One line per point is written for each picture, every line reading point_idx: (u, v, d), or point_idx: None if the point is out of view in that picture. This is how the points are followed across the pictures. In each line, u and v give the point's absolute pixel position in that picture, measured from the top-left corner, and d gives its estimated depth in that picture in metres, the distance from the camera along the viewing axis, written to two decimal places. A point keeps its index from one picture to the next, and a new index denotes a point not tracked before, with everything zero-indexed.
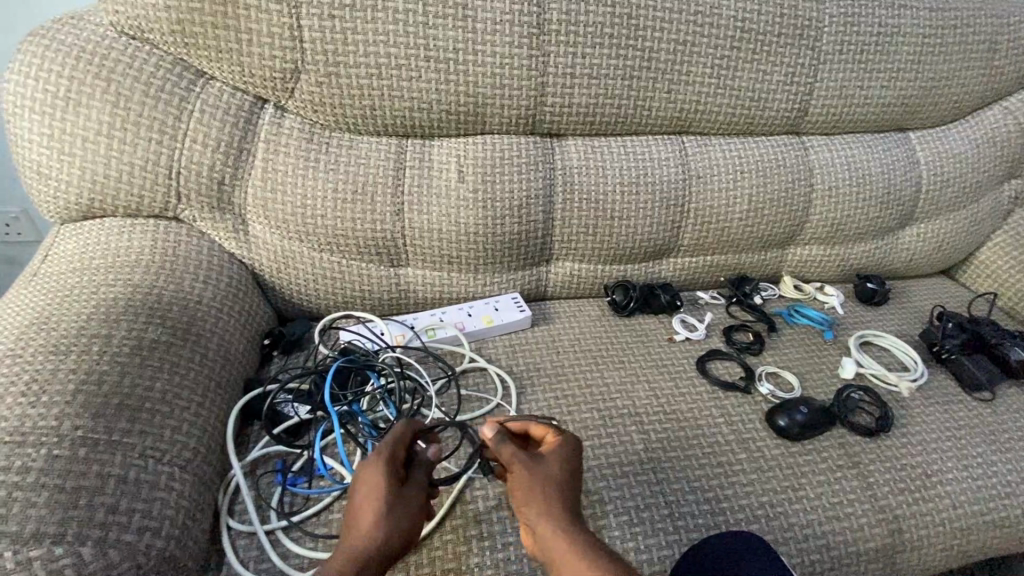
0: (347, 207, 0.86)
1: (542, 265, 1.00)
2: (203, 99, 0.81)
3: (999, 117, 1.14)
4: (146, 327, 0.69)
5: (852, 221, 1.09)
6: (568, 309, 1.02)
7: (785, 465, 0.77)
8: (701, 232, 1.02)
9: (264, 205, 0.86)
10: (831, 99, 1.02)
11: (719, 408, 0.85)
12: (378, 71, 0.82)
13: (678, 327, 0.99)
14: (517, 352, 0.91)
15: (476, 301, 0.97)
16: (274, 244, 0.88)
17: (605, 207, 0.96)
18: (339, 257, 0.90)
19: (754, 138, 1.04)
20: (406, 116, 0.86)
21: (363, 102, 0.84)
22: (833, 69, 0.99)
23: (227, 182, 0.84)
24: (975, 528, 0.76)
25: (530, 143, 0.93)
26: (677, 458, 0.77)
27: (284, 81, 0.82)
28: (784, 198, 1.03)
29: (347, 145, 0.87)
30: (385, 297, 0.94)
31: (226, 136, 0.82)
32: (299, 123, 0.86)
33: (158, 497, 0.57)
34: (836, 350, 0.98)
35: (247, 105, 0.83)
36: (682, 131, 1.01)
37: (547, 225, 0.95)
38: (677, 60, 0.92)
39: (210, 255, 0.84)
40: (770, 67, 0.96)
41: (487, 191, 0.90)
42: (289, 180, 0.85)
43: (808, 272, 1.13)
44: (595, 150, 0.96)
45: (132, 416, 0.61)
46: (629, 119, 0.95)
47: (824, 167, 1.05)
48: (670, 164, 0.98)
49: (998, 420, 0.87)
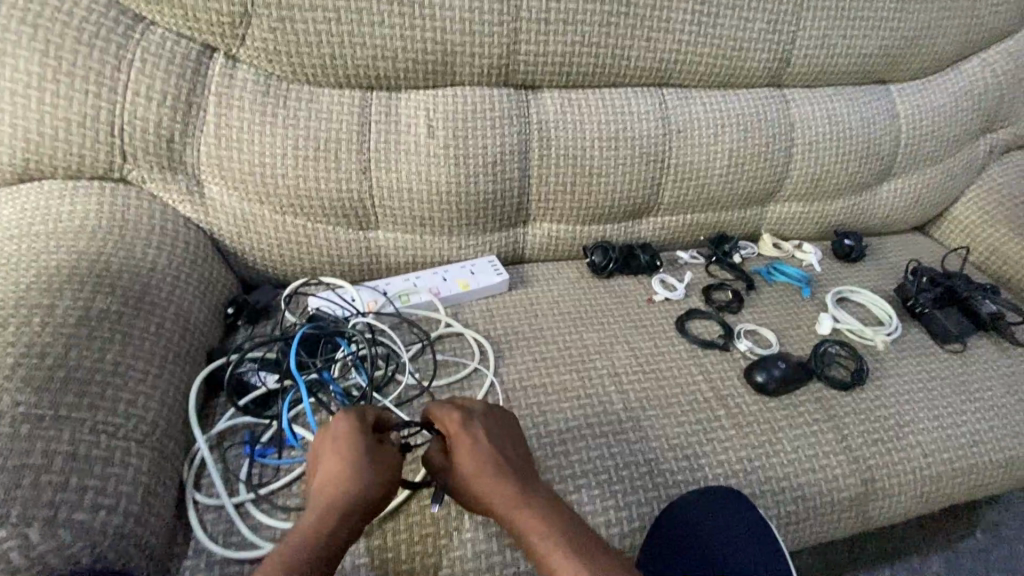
0: (310, 166, 0.81)
1: (519, 226, 0.97)
2: (143, 46, 0.73)
3: (979, 69, 1.13)
4: (94, 296, 0.65)
5: (832, 177, 1.07)
6: (546, 272, 1.00)
7: (763, 420, 0.77)
8: (681, 189, 0.99)
9: (218, 164, 0.80)
10: (814, 49, 0.99)
11: (698, 366, 0.84)
12: (337, 15, 0.76)
13: (657, 287, 0.97)
14: (494, 317, 0.89)
15: (451, 265, 0.93)
16: (232, 207, 0.83)
17: (583, 163, 0.92)
18: (304, 220, 0.85)
19: (735, 90, 1.00)
20: (370, 66, 0.81)
21: (321, 49, 0.78)
22: (817, 17, 0.96)
23: (177, 139, 0.78)
24: (944, 475, 0.78)
25: (503, 95, 0.88)
26: (656, 417, 0.76)
27: (233, 26, 0.75)
28: (765, 153, 1.01)
29: (307, 98, 0.81)
30: (354, 262, 0.90)
31: (172, 88, 0.75)
32: (253, 74, 0.79)
33: (113, 474, 0.54)
34: (814, 307, 0.98)
35: (193, 54, 0.76)
36: (662, 84, 0.96)
37: (523, 183, 0.91)
38: (657, 6, 0.87)
39: (162, 219, 0.78)
40: (752, 14, 0.92)
41: (459, 147, 0.85)
42: (245, 137, 0.79)
43: (787, 230, 1.12)
44: (572, 105, 0.91)
45: (80, 390, 0.57)
46: (607, 70, 0.91)
47: (805, 121, 1.03)
48: (649, 118, 0.94)
49: (967, 371, 0.89)
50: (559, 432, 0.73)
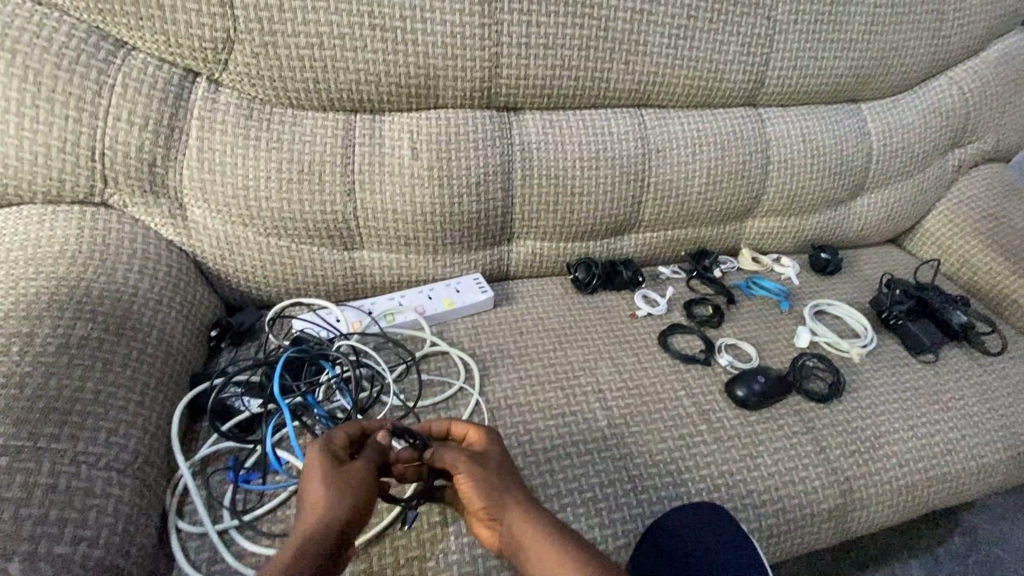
0: (294, 188, 0.82)
1: (503, 244, 0.98)
2: (125, 72, 0.74)
3: (945, 88, 1.17)
4: (74, 323, 0.64)
5: (807, 192, 1.10)
6: (531, 289, 1.01)
7: (745, 434, 0.79)
8: (661, 206, 1.02)
9: (201, 187, 0.80)
10: (787, 70, 1.02)
11: (680, 381, 0.86)
12: (320, 41, 0.77)
13: (640, 302, 0.99)
14: (479, 335, 0.90)
15: (436, 284, 0.94)
16: (216, 230, 0.83)
17: (565, 182, 0.94)
18: (288, 241, 0.86)
19: (712, 110, 1.03)
20: (353, 89, 0.82)
21: (304, 74, 0.79)
22: (789, 40, 0.99)
23: (159, 163, 0.78)
24: (920, 484, 0.80)
25: (486, 117, 0.89)
26: (639, 433, 0.77)
27: (216, 52, 0.75)
28: (742, 170, 1.04)
29: (290, 121, 0.82)
30: (339, 282, 0.90)
31: (154, 113, 0.75)
32: (235, 99, 0.80)
33: (94, 505, 0.54)
34: (792, 320, 1.00)
35: (176, 79, 0.77)
36: (641, 105, 0.99)
37: (507, 202, 0.93)
38: (635, 30, 0.90)
39: (145, 243, 0.78)
40: (727, 37, 0.95)
41: (443, 168, 0.86)
42: (228, 160, 0.79)
43: (766, 244, 1.15)
44: (553, 126, 0.93)
45: (60, 420, 0.56)
46: (587, 92, 0.93)
47: (779, 140, 1.06)
48: (629, 138, 0.96)
49: (940, 381, 0.91)
50: (544, 450, 0.73)
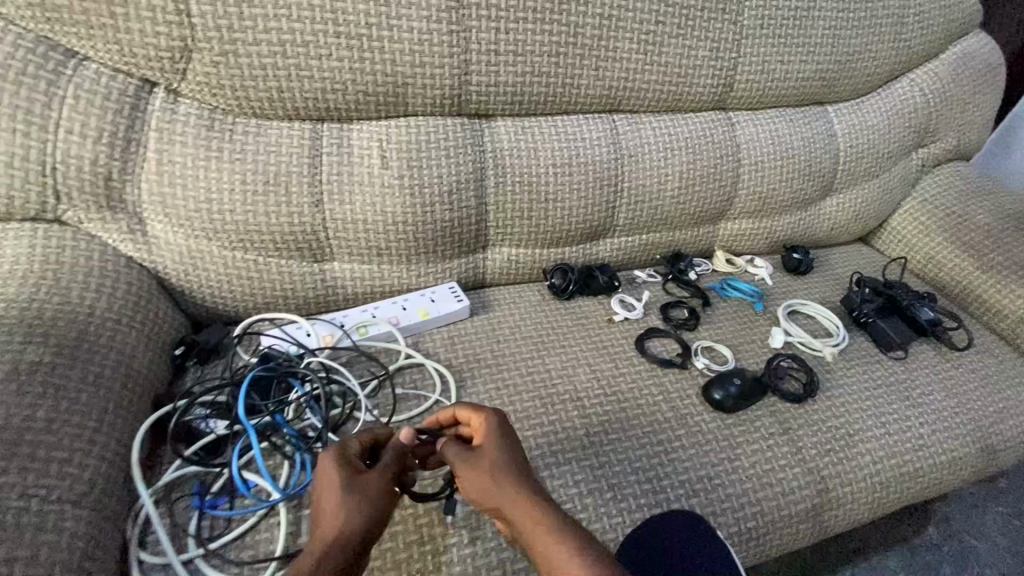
0: (259, 200, 0.80)
1: (478, 252, 0.97)
2: (77, 83, 0.71)
3: (907, 89, 1.20)
4: (25, 348, 0.61)
5: (778, 194, 1.12)
6: (507, 296, 1.00)
7: (722, 437, 0.79)
8: (636, 211, 1.02)
9: (161, 201, 0.77)
10: (754, 74, 1.03)
11: (658, 386, 0.86)
12: (283, 49, 0.75)
13: (617, 307, 0.99)
14: (455, 345, 0.88)
15: (411, 294, 0.93)
16: (178, 244, 0.80)
17: (539, 189, 0.93)
18: (256, 254, 0.83)
19: (683, 114, 1.04)
20: (319, 98, 0.80)
21: (268, 83, 0.77)
22: (755, 44, 1.01)
23: (116, 177, 0.75)
24: (893, 480, 0.81)
25: (457, 125, 0.88)
26: (618, 440, 0.77)
27: (173, 61, 0.73)
28: (713, 174, 1.04)
29: (254, 131, 0.80)
30: (309, 295, 0.88)
31: (109, 125, 0.73)
32: (196, 109, 0.77)
33: (46, 541, 0.51)
34: (766, 320, 1.01)
35: (132, 89, 0.74)
36: (613, 110, 0.99)
37: (480, 210, 0.92)
38: (604, 36, 0.90)
39: (102, 260, 0.75)
40: (695, 42, 0.96)
41: (414, 177, 0.85)
42: (190, 173, 0.77)
43: (739, 246, 1.16)
44: (526, 132, 0.92)
45: (8, 452, 0.53)
46: (558, 98, 0.92)
47: (749, 142, 1.07)
48: (601, 143, 0.96)
49: (910, 377, 0.93)
50: None
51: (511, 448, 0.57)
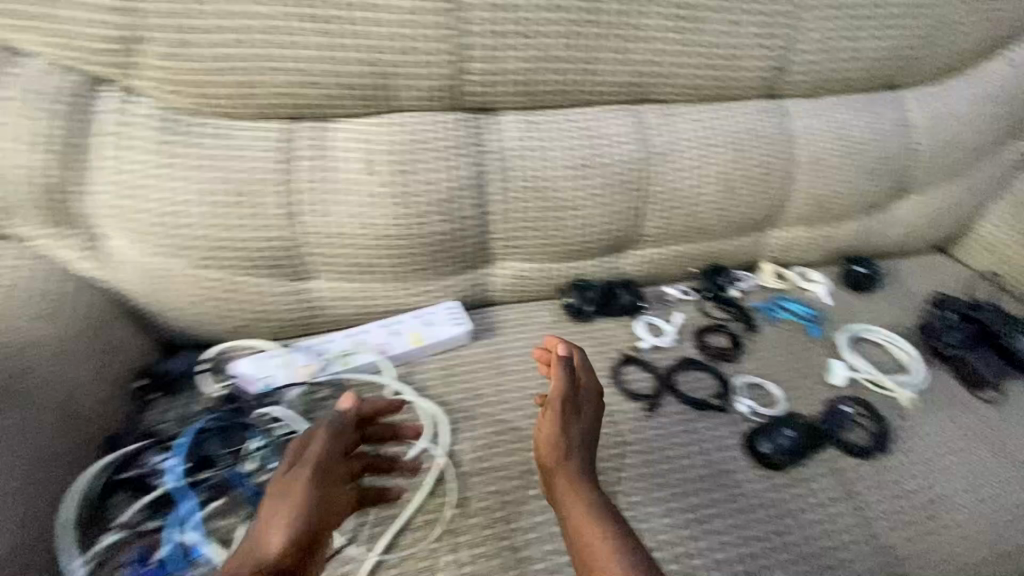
0: (227, 214, 0.70)
1: (482, 267, 0.84)
2: (18, 83, 0.62)
3: (1004, 69, 1.00)
4: None
5: (839, 197, 0.95)
6: (516, 318, 0.87)
7: (769, 503, 0.65)
8: (668, 219, 0.86)
9: (119, 214, 0.68)
10: (813, 56, 0.86)
11: (691, 434, 0.71)
12: (248, 37, 0.64)
13: (644, 333, 0.84)
14: (452, 377, 0.76)
15: (404, 315, 0.81)
16: (142, 262, 0.71)
17: (553, 195, 0.80)
18: (227, 274, 0.74)
19: (726, 104, 0.87)
20: (292, 94, 0.69)
21: (231, 78, 0.66)
22: (815, 19, 0.84)
23: (66, 188, 0.66)
24: (991, 563, 0.65)
25: (454, 121, 0.76)
26: (640, 503, 0.63)
27: (125, 55, 0.63)
28: (763, 174, 0.88)
29: (222, 133, 0.69)
30: (291, 318, 0.78)
31: (58, 131, 0.64)
32: (157, 109, 0.67)
33: None
34: (823, 349, 0.85)
35: (81, 88, 0.64)
36: (641, 101, 0.83)
37: (482, 220, 0.79)
38: (631, 10, 0.75)
39: (53, 283, 0.66)
40: (741, 18, 0.80)
41: (403, 183, 0.73)
42: (150, 183, 0.67)
43: (790, 258, 0.99)
44: (536, 127, 0.78)
45: None
46: (574, 87, 0.78)
47: (807, 137, 0.90)
48: (628, 140, 0.81)
49: (1008, 425, 0.76)
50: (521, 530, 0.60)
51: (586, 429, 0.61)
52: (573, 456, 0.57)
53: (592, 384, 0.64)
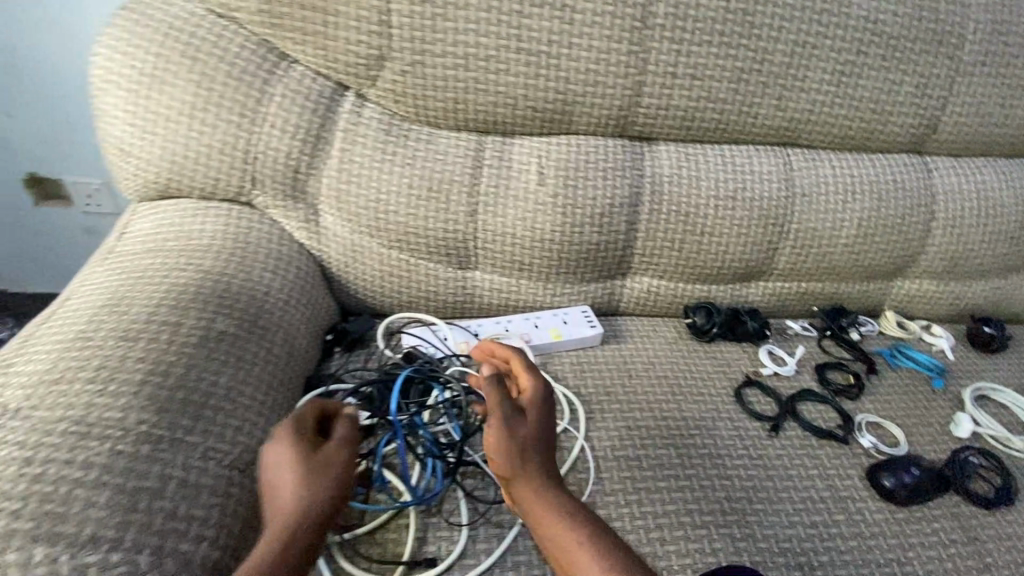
0: (420, 205, 0.82)
1: (617, 278, 0.92)
2: (285, 83, 0.77)
3: None
4: (214, 317, 0.67)
5: (974, 256, 0.96)
6: (641, 329, 0.94)
7: (891, 534, 0.68)
8: (800, 256, 0.92)
9: (336, 195, 0.82)
10: (966, 118, 0.90)
11: (812, 458, 0.75)
12: (466, 61, 0.77)
13: (767, 359, 0.89)
14: (586, 372, 0.85)
15: (545, 312, 0.90)
16: (343, 237, 0.84)
17: (696, 221, 0.87)
18: (408, 255, 0.86)
19: (868, 155, 0.92)
20: (489, 111, 0.81)
21: (445, 94, 0.79)
22: (972, 83, 0.87)
23: (302, 170, 0.81)
24: None
25: (617, 147, 0.85)
26: (764, 512, 0.68)
27: (368, 68, 0.77)
28: (899, 225, 0.92)
29: (426, 139, 0.82)
30: (449, 300, 0.90)
31: (305, 123, 0.78)
32: (379, 114, 0.81)
33: (217, 503, 0.54)
34: (947, 402, 0.86)
35: (328, 91, 0.79)
36: (787, 144, 0.90)
37: (629, 236, 0.87)
38: (794, 63, 0.82)
39: (278, 245, 0.81)
40: (898, 77, 0.85)
41: (568, 196, 0.83)
42: (365, 173, 0.81)
43: (914, 309, 1.01)
44: (689, 159, 0.87)
45: (196, 413, 0.58)
46: (729, 126, 0.86)
47: (948, 195, 0.93)
48: (772, 179, 0.88)
49: None
50: (655, 514, 0.67)
51: (549, 420, 0.59)
52: (538, 453, 0.57)
53: (534, 379, 0.61)
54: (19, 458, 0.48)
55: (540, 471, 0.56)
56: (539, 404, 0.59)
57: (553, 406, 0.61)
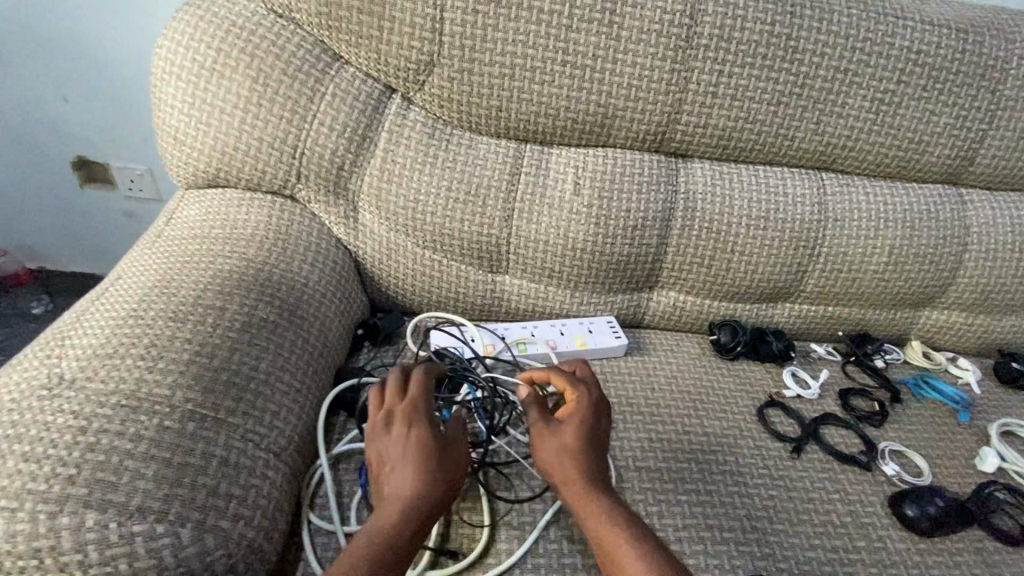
0: (458, 208, 0.84)
1: (645, 291, 0.93)
2: (336, 83, 0.80)
3: None
4: (256, 304, 0.69)
5: (1006, 290, 0.95)
6: (664, 342, 0.95)
7: (912, 564, 0.67)
8: (829, 279, 0.92)
9: (377, 194, 0.84)
10: (1004, 152, 0.90)
11: (833, 483, 0.75)
12: (512, 71, 0.79)
13: (790, 381, 0.89)
14: (610, 381, 0.85)
15: (571, 320, 0.92)
16: (380, 235, 0.86)
17: (727, 239, 0.88)
18: (441, 256, 0.88)
19: (902, 183, 0.92)
20: (531, 120, 0.83)
21: (489, 101, 0.81)
22: (1013, 118, 0.87)
23: (346, 167, 0.83)
24: None
25: (653, 162, 0.87)
26: (784, 533, 0.68)
27: (417, 73, 0.80)
28: (931, 254, 0.92)
29: (466, 144, 0.84)
30: (478, 303, 0.91)
31: (352, 122, 0.81)
32: (423, 117, 0.84)
33: (254, 484, 0.56)
34: (972, 436, 0.85)
35: (376, 93, 0.82)
36: (822, 168, 0.91)
37: (659, 250, 0.88)
38: (834, 90, 0.83)
39: (318, 238, 0.83)
40: (938, 108, 0.86)
41: (602, 208, 0.84)
42: (406, 173, 0.83)
43: (941, 340, 1.00)
44: (723, 178, 0.88)
45: (238, 395, 0.60)
46: (765, 147, 0.87)
47: (982, 227, 0.93)
48: (805, 202, 0.88)
49: None
50: (675, 527, 0.67)
51: (595, 429, 0.62)
52: (582, 458, 0.59)
53: (584, 391, 0.64)
54: (75, 427, 0.51)
55: (591, 474, 0.59)
56: (594, 409, 0.63)
57: (600, 417, 0.63)
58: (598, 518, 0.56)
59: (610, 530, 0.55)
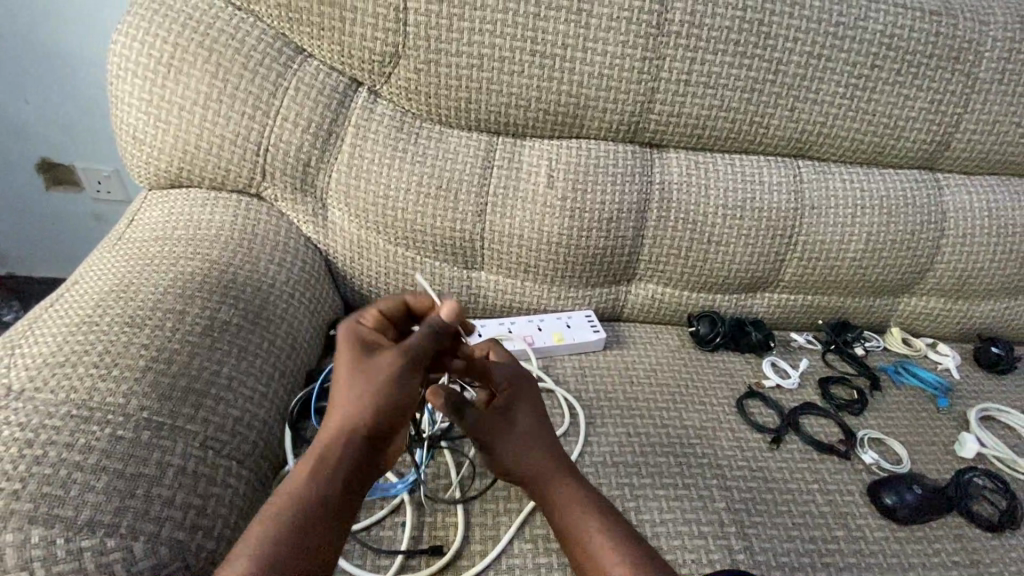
0: (429, 203, 0.82)
1: (623, 284, 0.92)
2: (299, 76, 0.78)
3: None
4: (219, 307, 0.67)
5: (984, 275, 0.95)
6: (644, 336, 0.94)
7: (890, 552, 0.67)
8: (807, 268, 0.91)
9: (346, 190, 0.82)
10: (980, 136, 0.89)
11: (812, 473, 0.75)
12: (480, 62, 0.77)
13: (769, 371, 0.88)
14: (588, 376, 0.84)
15: (548, 315, 0.90)
16: (350, 232, 0.84)
17: (704, 229, 0.87)
18: (414, 253, 0.86)
19: (879, 169, 0.92)
20: (501, 112, 0.81)
21: (457, 93, 0.79)
22: (987, 101, 0.87)
23: (313, 164, 0.81)
24: None
25: (628, 152, 0.85)
26: (763, 525, 0.68)
27: (382, 65, 0.78)
28: (909, 240, 0.91)
29: (436, 137, 0.83)
30: (453, 299, 0.90)
31: (317, 117, 0.79)
32: (391, 111, 0.82)
33: (214, 494, 0.54)
34: (951, 422, 0.85)
35: (341, 86, 0.80)
36: (799, 155, 0.90)
37: (635, 243, 0.87)
38: (807, 76, 0.82)
39: (286, 237, 0.81)
40: (912, 92, 0.85)
41: (577, 200, 0.83)
42: (375, 168, 0.81)
43: (921, 326, 1.00)
44: (698, 167, 0.87)
45: (197, 401, 0.58)
46: (739, 136, 0.86)
47: (959, 212, 0.92)
48: (781, 190, 0.87)
49: None
50: (652, 523, 0.66)
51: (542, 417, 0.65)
52: (540, 447, 0.62)
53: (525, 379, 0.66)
54: (21, 440, 0.49)
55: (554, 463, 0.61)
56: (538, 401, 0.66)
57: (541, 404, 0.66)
58: (569, 508, 0.58)
59: (585, 520, 0.56)
